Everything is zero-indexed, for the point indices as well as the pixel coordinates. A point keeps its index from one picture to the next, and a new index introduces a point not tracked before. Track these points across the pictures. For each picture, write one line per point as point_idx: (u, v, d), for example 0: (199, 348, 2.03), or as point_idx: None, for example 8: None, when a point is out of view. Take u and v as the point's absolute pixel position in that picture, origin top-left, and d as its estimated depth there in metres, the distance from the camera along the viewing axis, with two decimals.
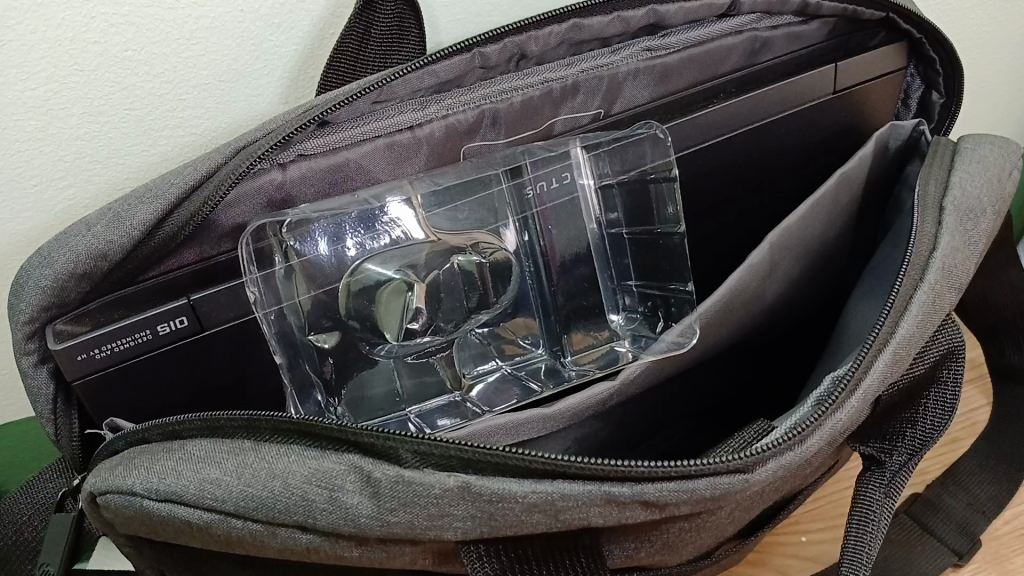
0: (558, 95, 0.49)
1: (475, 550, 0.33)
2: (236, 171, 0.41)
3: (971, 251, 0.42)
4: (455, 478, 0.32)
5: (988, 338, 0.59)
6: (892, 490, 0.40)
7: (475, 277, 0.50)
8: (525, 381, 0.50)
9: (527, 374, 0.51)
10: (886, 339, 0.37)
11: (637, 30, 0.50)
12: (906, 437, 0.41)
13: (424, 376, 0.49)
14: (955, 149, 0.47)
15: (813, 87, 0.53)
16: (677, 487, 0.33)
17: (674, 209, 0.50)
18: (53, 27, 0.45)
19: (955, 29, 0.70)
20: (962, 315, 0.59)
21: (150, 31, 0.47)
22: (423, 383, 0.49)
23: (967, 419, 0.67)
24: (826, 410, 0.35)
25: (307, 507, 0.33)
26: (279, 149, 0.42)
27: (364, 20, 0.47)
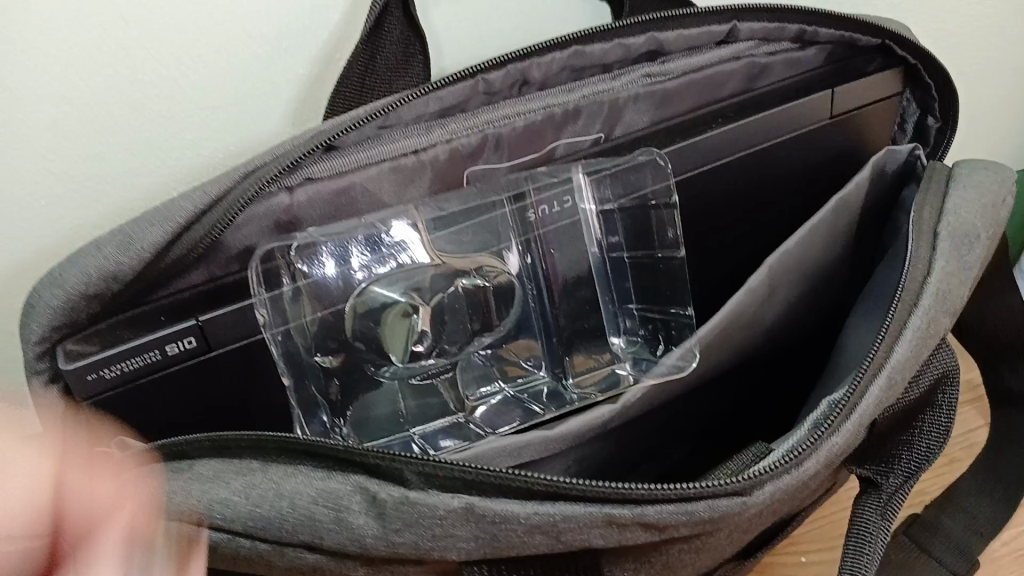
0: (559, 119, 0.50)
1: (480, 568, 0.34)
2: (248, 193, 0.41)
3: (965, 276, 0.42)
4: (458, 500, 0.33)
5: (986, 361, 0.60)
6: (887, 511, 0.41)
7: (480, 298, 0.51)
8: (528, 403, 0.51)
9: (530, 397, 0.52)
10: (883, 363, 0.37)
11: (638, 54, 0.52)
12: (903, 459, 0.42)
13: (426, 397, 0.50)
14: (950, 175, 0.48)
15: (811, 112, 0.54)
16: (676, 509, 0.33)
17: (674, 233, 0.51)
18: (64, 49, 0.46)
19: (954, 53, 0.71)
20: (962, 337, 0.60)
21: (158, 54, 0.49)
22: (426, 404, 0.50)
23: (964, 438, 0.68)
24: (822, 434, 0.36)
25: (314, 527, 0.33)
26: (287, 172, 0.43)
27: (371, 45, 0.48)
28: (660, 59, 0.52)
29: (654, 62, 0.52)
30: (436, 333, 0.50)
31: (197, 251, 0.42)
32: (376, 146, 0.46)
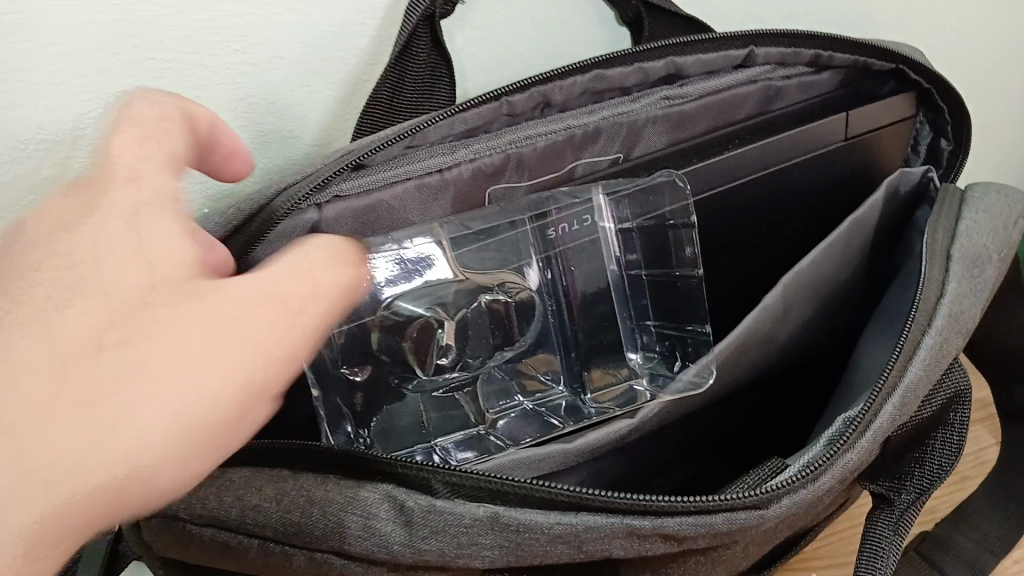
0: (581, 140, 0.50)
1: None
2: (283, 208, 0.42)
3: (977, 297, 0.43)
4: (484, 509, 0.34)
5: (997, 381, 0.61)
6: (900, 527, 0.42)
7: (502, 315, 0.53)
8: (547, 416, 0.53)
9: (549, 410, 0.53)
10: (897, 382, 0.38)
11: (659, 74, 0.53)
12: (915, 476, 0.42)
13: (448, 410, 0.52)
14: (962, 198, 0.49)
15: (824, 134, 0.55)
16: (694, 521, 0.34)
17: (692, 252, 0.53)
18: (97, 72, 0.44)
19: (964, 78, 0.73)
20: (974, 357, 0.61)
21: (192, 78, 0.47)
22: (447, 416, 0.51)
23: (975, 458, 0.69)
24: (837, 450, 0.37)
25: (342, 534, 0.34)
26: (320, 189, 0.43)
27: (398, 69, 0.49)
28: (680, 78, 0.54)
29: (674, 83, 0.54)
30: (461, 346, 0.52)
31: None
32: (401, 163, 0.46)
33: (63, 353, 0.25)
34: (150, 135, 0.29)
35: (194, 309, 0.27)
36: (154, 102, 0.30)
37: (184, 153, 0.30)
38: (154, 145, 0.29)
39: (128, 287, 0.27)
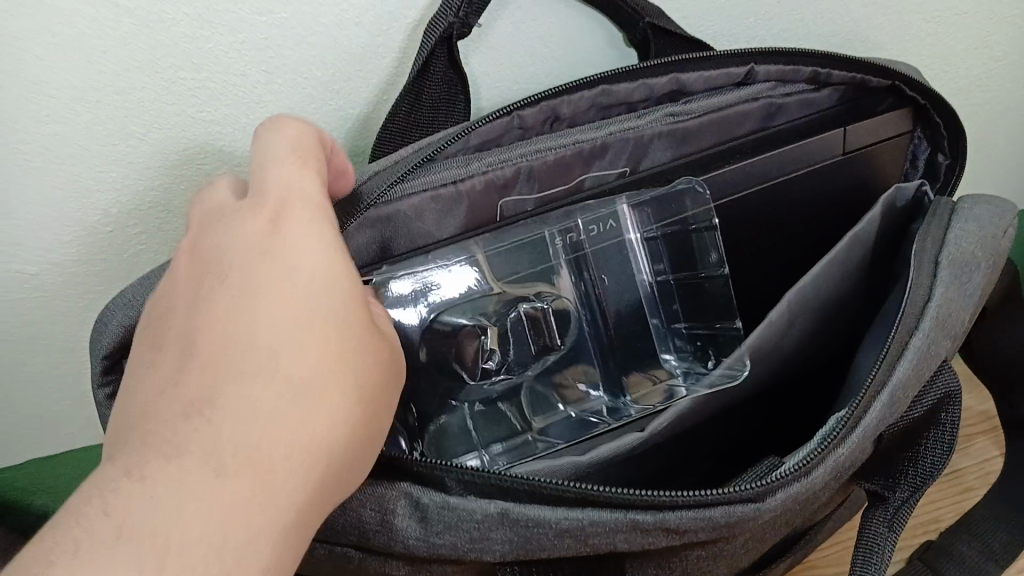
0: (593, 148, 0.53)
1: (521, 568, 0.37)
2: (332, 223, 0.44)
3: (965, 304, 0.45)
4: (495, 505, 0.36)
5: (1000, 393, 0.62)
6: (894, 523, 0.44)
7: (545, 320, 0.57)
8: (588, 419, 0.57)
9: (591, 414, 0.58)
10: (884, 383, 0.40)
11: (663, 91, 0.55)
12: (907, 474, 0.45)
13: (495, 422, 0.56)
14: (954, 210, 0.51)
15: (824, 150, 0.58)
16: (694, 515, 0.36)
17: (717, 255, 0.56)
18: (135, 91, 0.47)
19: (962, 94, 0.75)
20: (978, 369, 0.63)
21: (223, 95, 0.49)
22: (495, 426, 0.55)
23: (980, 466, 0.70)
24: (827, 446, 0.39)
25: (361, 530, 0.37)
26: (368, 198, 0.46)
27: (418, 87, 0.50)
28: (685, 97, 0.56)
29: (678, 101, 0.56)
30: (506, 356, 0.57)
31: None
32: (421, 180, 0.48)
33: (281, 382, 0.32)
34: (303, 173, 0.37)
35: (366, 326, 0.35)
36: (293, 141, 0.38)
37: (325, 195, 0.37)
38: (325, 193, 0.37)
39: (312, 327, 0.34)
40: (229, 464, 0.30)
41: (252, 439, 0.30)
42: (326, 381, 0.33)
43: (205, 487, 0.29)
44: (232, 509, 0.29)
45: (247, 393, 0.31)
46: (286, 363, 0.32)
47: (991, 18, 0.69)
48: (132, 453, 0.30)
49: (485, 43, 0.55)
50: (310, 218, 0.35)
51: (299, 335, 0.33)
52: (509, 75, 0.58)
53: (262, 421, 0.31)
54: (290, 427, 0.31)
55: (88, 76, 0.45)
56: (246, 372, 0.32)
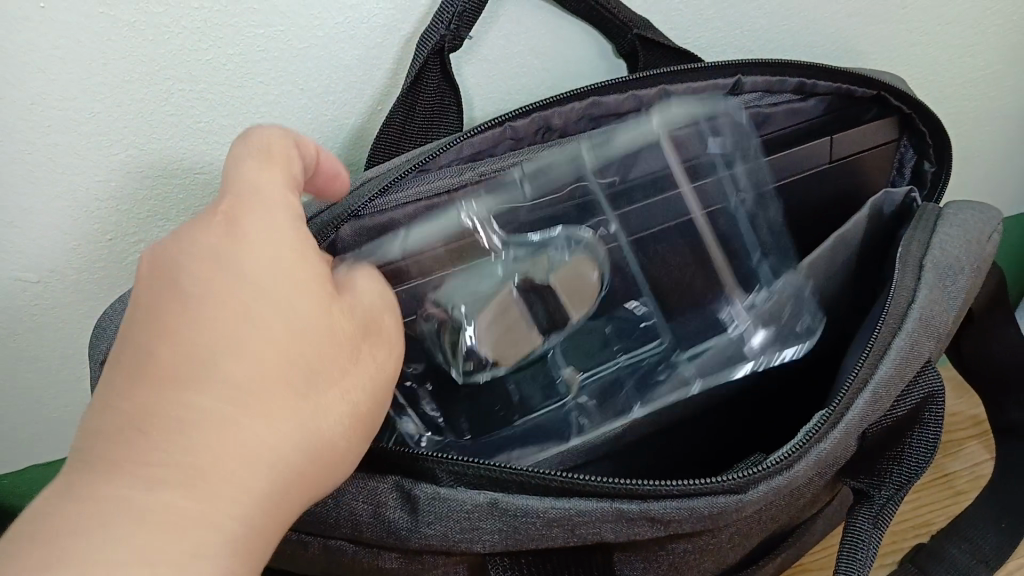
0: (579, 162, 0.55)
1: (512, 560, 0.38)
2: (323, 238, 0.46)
3: (949, 306, 0.46)
4: (485, 495, 0.37)
5: (990, 397, 0.63)
6: (879, 520, 0.44)
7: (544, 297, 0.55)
8: (634, 384, 0.55)
9: (637, 375, 0.56)
10: (866, 380, 0.41)
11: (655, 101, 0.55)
12: (894, 472, 0.45)
13: (535, 382, 0.54)
14: (938, 214, 0.52)
15: (809, 157, 0.60)
16: (678, 504, 0.37)
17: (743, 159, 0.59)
18: (135, 101, 0.48)
19: (946, 105, 0.76)
20: (967, 374, 0.63)
21: (221, 106, 0.51)
22: (535, 377, 0.54)
23: (971, 471, 0.71)
24: (809, 440, 0.40)
25: (353, 521, 0.38)
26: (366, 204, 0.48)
27: (411, 96, 0.52)
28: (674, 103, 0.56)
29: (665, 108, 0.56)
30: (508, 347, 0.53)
31: None
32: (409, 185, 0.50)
33: (228, 394, 0.31)
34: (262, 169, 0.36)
35: (325, 327, 0.35)
36: (263, 143, 0.37)
37: (286, 194, 0.36)
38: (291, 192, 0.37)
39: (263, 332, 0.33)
40: (171, 478, 0.29)
41: (196, 450, 0.30)
42: (280, 387, 0.33)
43: (146, 506, 0.29)
44: (170, 526, 0.29)
45: (198, 399, 0.31)
46: (238, 370, 0.32)
47: (974, 28, 0.71)
48: (88, 464, 0.30)
49: (477, 54, 0.56)
50: (268, 220, 0.35)
51: (246, 343, 0.32)
52: (502, 86, 0.59)
53: (209, 431, 0.30)
54: (231, 435, 0.31)
55: (90, 87, 0.47)
56: (195, 379, 0.31)
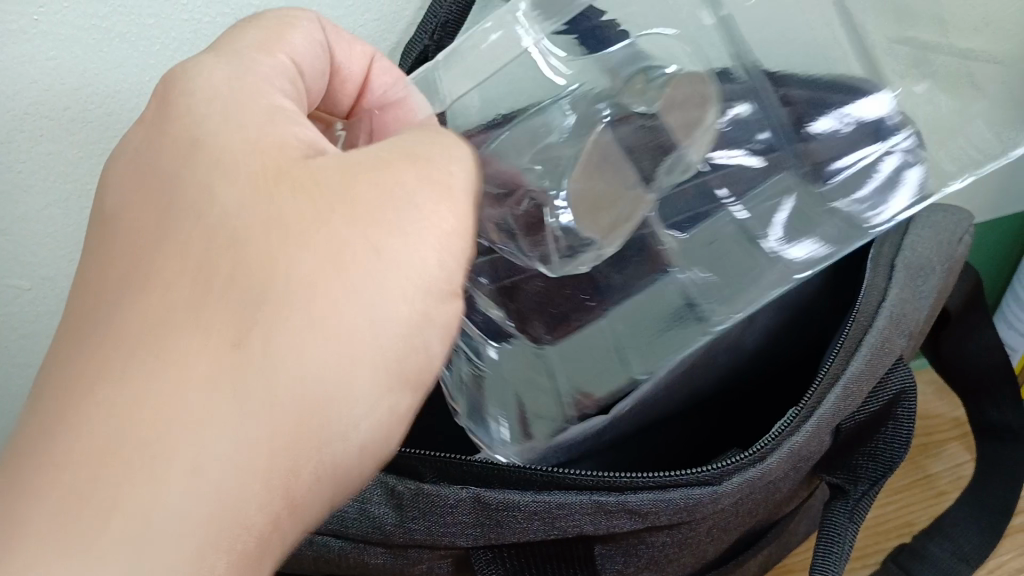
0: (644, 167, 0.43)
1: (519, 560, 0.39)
2: None
3: (920, 302, 0.48)
4: (466, 491, 0.38)
5: (969, 397, 0.63)
6: (854, 514, 0.46)
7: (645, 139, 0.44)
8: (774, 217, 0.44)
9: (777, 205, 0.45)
10: (837, 375, 0.42)
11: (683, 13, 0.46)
12: (867, 467, 0.46)
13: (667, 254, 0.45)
14: (911, 217, 0.53)
15: None
16: (655, 496, 0.38)
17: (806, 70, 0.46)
18: (128, 111, 0.49)
19: None
20: (946, 375, 0.64)
21: None
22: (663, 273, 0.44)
23: (951, 473, 0.71)
24: (780, 436, 0.41)
25: (340, 517, 0.39)
26: None
27: None
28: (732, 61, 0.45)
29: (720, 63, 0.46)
30: (615, 221, 0.44)
31: None
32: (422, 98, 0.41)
33: (140, 317, 0.28)
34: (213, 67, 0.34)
35: (253, 206, 0.29)
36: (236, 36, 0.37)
37: (225, 82, 0.33)
38: (224, 72, 0.34)
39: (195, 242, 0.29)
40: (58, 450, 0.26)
41: (103, 417, 0.26)
42: (175, 304, 0.28)
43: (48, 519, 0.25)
44: (69, 540, 0.25)
45: (107, 335, 0.28)
46: (141, 300, 0.28)
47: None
48: (18, 444, 0.27)
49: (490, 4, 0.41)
50: (189, 112, 0.33)
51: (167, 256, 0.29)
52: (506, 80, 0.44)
53: (124, 384, 0.26)
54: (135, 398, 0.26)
55: (83, 97, 0.48)
56: (106, 307, 0.29)
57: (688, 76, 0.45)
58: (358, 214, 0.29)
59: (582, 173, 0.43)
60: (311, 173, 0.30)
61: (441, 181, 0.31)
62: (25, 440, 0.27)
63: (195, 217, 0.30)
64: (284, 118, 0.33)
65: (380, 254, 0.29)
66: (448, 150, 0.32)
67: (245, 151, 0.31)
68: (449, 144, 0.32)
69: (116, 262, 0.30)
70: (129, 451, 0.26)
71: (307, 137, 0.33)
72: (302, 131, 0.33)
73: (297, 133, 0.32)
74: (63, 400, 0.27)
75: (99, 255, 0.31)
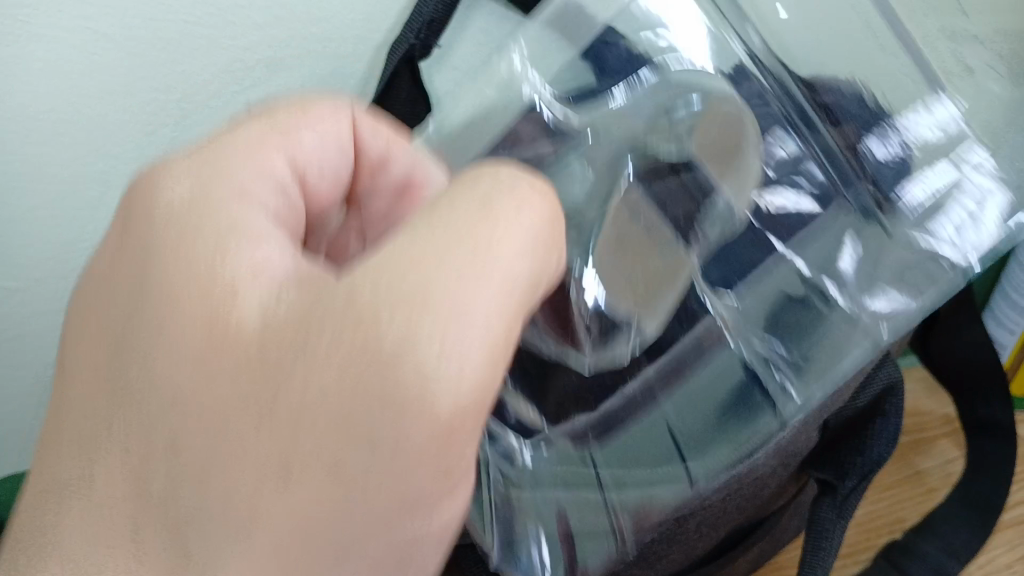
0: (676, 216, 0.47)
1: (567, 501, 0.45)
2: None
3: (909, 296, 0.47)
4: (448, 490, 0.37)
5: (959, 393, 0.62)
6: (843, 510, 0.46)
7: (679, 195, 0.48)
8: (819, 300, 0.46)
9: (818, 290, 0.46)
10: None
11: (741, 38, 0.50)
12: (856, 462, 0.46)
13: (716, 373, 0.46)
14: None
15: None
16: None
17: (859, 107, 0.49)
18: (115, 112, 0.49)
19: None
20: (936, 371, 0.63)
21: (198, 115, 0.52)
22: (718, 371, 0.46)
23: (941, 470, 0.71)
24: None
25: None
26: None
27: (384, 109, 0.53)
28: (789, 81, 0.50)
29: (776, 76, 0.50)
30: (651, 294, 0.46)
31: None
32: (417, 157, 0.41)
33: (107, 464, 0.29)
34: (182, 176, 0.32)
35: (198, 370, 0.28)
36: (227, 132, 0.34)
37: (193, 176, 0.32)
38: (192, 178, 0.32)
39: (160, 383, 0.29)
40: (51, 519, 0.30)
41: (79, 516, 0.29)
42: (119, 482, 0.29)
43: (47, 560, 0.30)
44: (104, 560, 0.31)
45: (90, 456, 0.30)
46: (106, 451, 0.30)
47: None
48: (34, 484, 0.32)
49: (499, 67, 0.50)
50: (155, 219, 0.32)
51: (135, 403, 0.30)
52: (505, 95, 0.50)
53: (94, 506, 0.29)
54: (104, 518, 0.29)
55: (69, 96, 0.48)
56: (88, 436, 0.30)
57: (724, 117, 0.48)
58: (374, 350, 0.26)
59: (607, 249, 0.47)
60: (246, 335, 0.28)
61: (485, 266, 0.26)
62: (30, 499, 0.32)
63: (154, 380, 0.29)
64: (245, 233, 0.30)
65: (409, 387, 0.26)
66: (501, 228, 0.27)
67: (193, 291, 0.29)
68: (512, 219, 0.28)
69: (97, 416, 0.31)
70: (96, 557, 0.28)
71: (267, 260, 0.29)
72: (262, 251, 0.30)
73: (254, 256, 0.29)
74: (47, 498, 0.31)
75: (78, 377, 0.32)
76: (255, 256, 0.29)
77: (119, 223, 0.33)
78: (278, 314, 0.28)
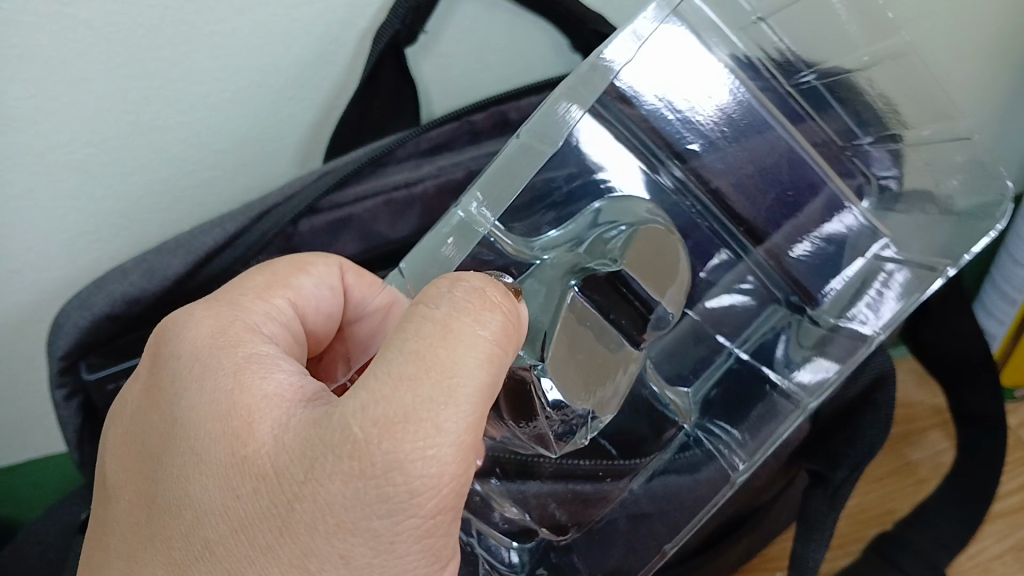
0: (626, 325, 0.44)
1: (525, 555, 0.52)
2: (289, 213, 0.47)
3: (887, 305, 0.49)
4: None
5: (949, 384, 0.60)
6: (836, 502, 0.46)
7: (619, 297, 0.43)
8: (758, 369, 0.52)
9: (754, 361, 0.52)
10: None
11: (679, 144, 0.46)
12: (848, 454, 0.47)
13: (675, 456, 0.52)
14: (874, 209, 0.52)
15: None
16: None
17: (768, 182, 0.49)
18: (93, 99, 0.48)
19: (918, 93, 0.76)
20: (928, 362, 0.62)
21: (177, 103, 0.50)
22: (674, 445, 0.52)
23: (931, 460, 0.71)
24: None
25: None
26: (308, 214, 0.49)
27: (367, 94, 0.52)
28: (709, 184, 0.49)
29: (704, 186, 0.49)
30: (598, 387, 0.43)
31: (266, 239, 0.47)
32: (391, 291, 0.41)
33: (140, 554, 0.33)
34: (204, 319, 0.36)
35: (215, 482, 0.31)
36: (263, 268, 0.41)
37: (219, 320, 0.36)
38: (211, 319, 0.36)
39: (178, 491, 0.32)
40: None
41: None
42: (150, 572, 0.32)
43: None
44: None
45: (127, 549, 0.33)
46: (140, 549, 0.33)
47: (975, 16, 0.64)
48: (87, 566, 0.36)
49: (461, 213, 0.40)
50: (183, 348, 0.35)
51: (160, 507, 0.32)
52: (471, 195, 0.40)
53: None
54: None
55: (47, 84, 0.46)
56: (127, 528, 0.34)
57: (663, 235, 0.45)
58: (366, 466, 0.28)
59: (562, 350, 0.42)
60: (260, 453, 0.30)
61: (452, 390, 0.28)
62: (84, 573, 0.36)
63: (180, 500, 0.31)
64: (257, 366, 0.33)
65: (398, 485, 0.28)
66: (459, 351, 0.29)
67: (214, 423, 0.32)
68: (469, 338, 0.29)
69: (135, 529, 0.33)
70: None
71: (280, 390, 0.32)
72: (275, 381, 0.32)
73: (272, 384, 0.32)
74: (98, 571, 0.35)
75: (120, 496, 0.35)
76: (268, 382, 0.32)
77: (150, 369, 0.36)
78: (287, 438, 0.30)
